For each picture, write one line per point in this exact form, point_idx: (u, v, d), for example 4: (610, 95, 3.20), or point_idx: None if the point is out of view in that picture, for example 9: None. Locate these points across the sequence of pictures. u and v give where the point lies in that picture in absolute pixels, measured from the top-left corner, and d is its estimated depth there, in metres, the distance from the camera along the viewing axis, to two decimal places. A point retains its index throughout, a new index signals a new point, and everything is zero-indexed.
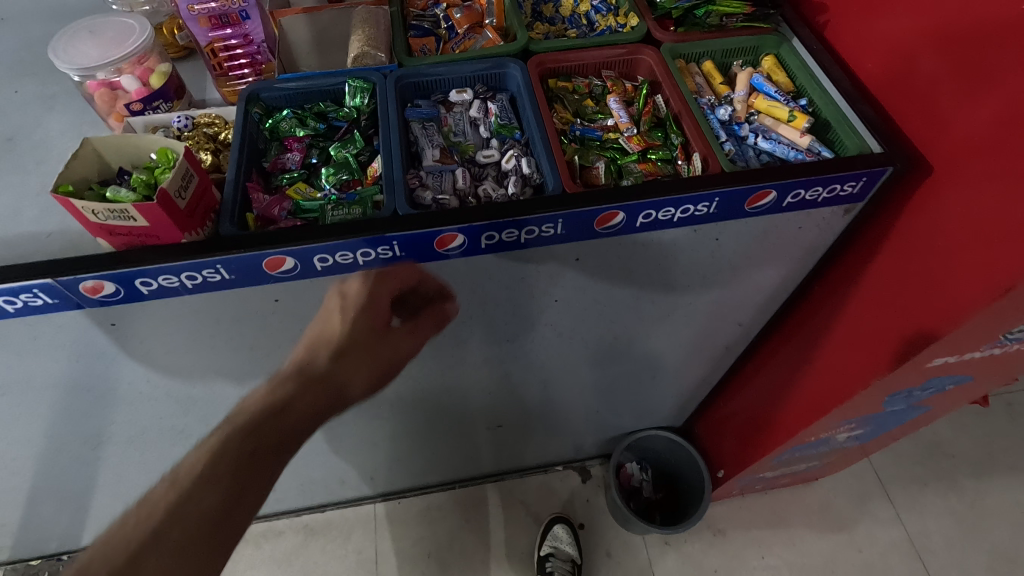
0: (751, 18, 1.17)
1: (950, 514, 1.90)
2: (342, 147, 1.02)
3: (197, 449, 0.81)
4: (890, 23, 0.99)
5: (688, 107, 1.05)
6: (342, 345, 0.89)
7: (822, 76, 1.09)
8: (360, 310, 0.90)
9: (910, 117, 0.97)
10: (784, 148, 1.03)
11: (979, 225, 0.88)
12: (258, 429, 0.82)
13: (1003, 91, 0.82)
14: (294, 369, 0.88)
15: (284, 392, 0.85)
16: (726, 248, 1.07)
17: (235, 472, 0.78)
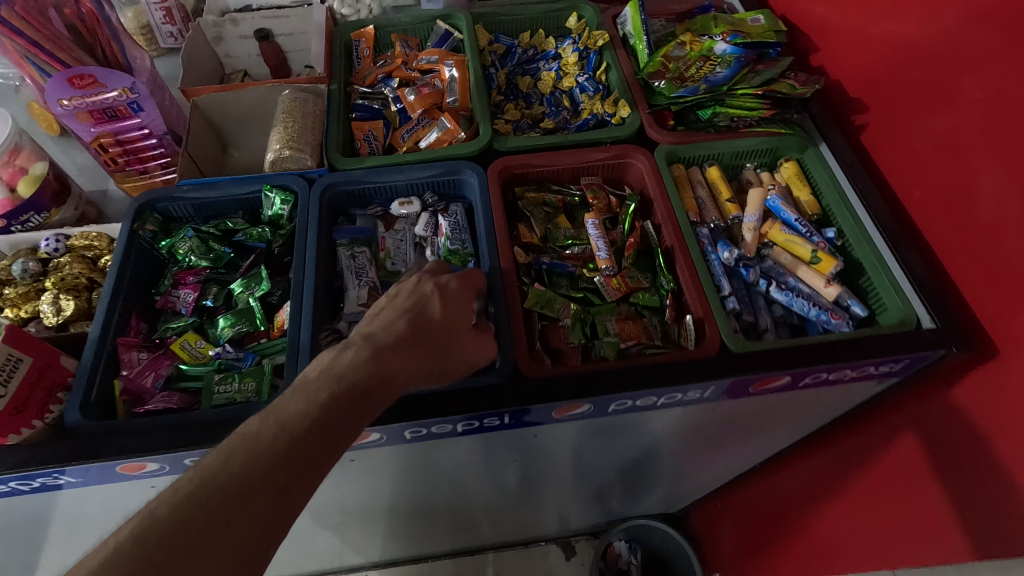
0: (769, 121, 0.95)
1: None
2: (244, 287, 0.82)
3: (295, 393, 0.53)
4: (949, 154, 0.76)
5: (684, 242, 0.83)
6: (431, 339, 0.61)
7: (856, 201, 0.87)
8: (445, 300, 0.65)
9: (968, 277, 0.73)
10: (804, 303, 0.81)
11: None
12: (343, 405, 0.52)
13: None
14: (395, 337, 0.59)
15: (411, 343, 0.60)
16: (725, 416, 0.86)
17: (335, 433, 0.51)
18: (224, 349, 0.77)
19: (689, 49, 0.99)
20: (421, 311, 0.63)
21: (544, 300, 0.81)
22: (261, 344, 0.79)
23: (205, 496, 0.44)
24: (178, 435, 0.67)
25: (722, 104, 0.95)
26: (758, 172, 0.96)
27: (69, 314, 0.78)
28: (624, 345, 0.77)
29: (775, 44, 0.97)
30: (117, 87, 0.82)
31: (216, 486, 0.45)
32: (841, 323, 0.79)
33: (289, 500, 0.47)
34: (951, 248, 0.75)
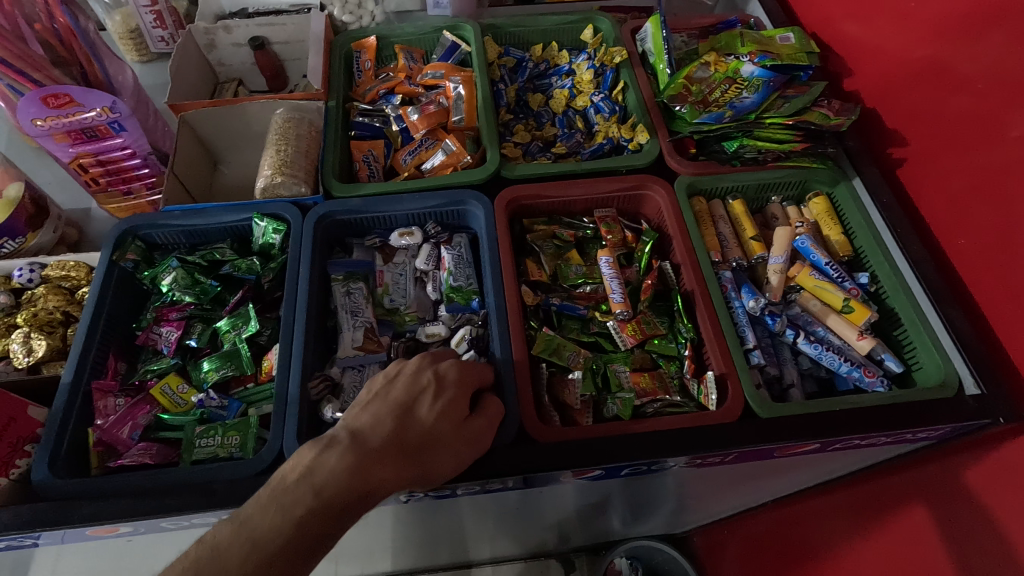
0: (798, 153, 0.88)
1: None
2: (231, 326, 0.76)
3: (273, 504, 0.51)
4: (1001, 203, 0.69)
5: (706, 288, 0.77)
6: (418, 445, 0.57)
7: (893, 245, 0.80)
8: (439, 398, 0.61)
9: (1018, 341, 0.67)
10: (833, 357, 0.75)
11: None
12: (315, 517, 0.51)
13: None
14: (380, 441, 0.56)
15: (396, 447, 0.56)
16: (741, 469, 0.81)
17: (304, 547, 0.50)
18: (208, 397, 0.71)
19: (715, 70, 0.91)
20: (413, 408, 0.59)
21: (552, 347, 0.75)
22: (249, 389, 0.74)
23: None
24: (153, 500, 0.61)
25: (749, 135, 0.88)
26: (785, 206, 0.90)
27: (41, 354, 0.72)
28: (639, 401, 0.72)
29: (808, 66, 0.90)
30: (96, 107, 0.76)
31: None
32: (874, 381, 0.73)
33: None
34: (999, 308, 0.69)
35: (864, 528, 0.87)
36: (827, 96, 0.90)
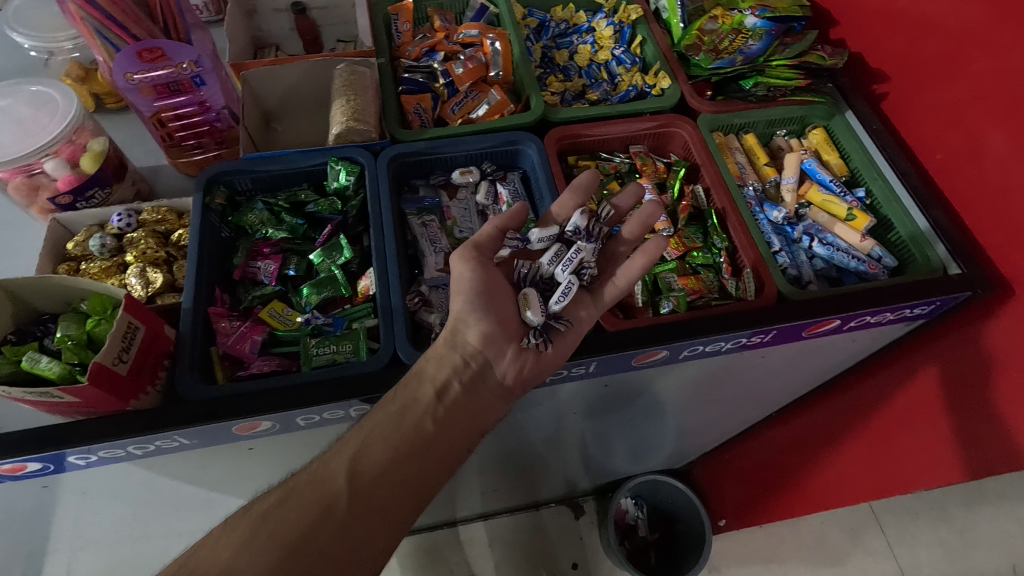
0: (802, 90, 1.02)
1: (939, 547, 1.65)
2: (325, 256, 0.84)
3: (394, 400, 0.69)
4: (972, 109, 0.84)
5: (735, 204, 0.90)
6: (501, 338, 0.75)
7: (883, 164, 0.95)
8: (487, 278, 0.75)
9: (992, 230, 0.82)
10: (843, 256, 0.89)
11: None
12: (416, 433, 0.67)
13: None
14: (460, 339, 0.74)
15: (474, 354, 0.74)
16: (766, 362, 0.94)
17: (399, 447, 0.66)
18: (315, 315, 0.79)
19: (722, 23, 1.04)
20: (478, 313, 0.74)
21: None
22: (348, 309, 0.82)
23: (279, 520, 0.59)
24: (290, 396, 0.70)
25: (751, 75, 1.02)
26: (788, 139, 1.04)
27: (158, 286, 0.79)
28: (689, 297, 0.85)
29: (802, 18, 1.02)
30: (183, 61, 0.82)
31: (298, 512, 0.60)
32: (877, 272, 0.88)
33: (360, 508, 0.61)
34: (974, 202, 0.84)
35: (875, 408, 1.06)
36: (819, 43, 1.05)
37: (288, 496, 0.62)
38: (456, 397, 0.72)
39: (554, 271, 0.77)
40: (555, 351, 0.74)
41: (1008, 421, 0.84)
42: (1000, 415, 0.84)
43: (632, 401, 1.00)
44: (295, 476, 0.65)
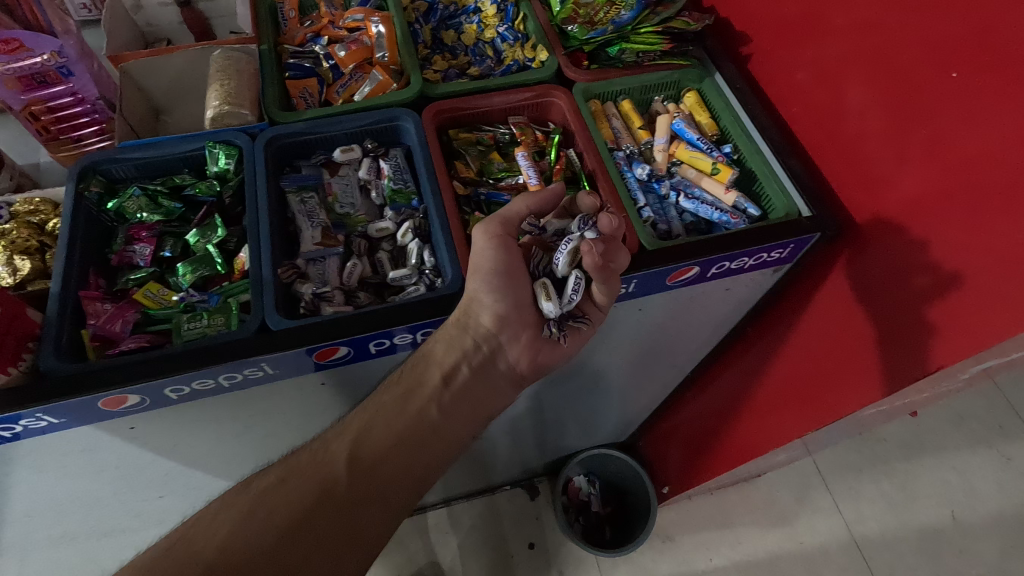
0: (669, 54, 1.06)
1: (882, 499, 1.88)
2: (200, 236, 0.86)
3: (393, 388, 0.80)
4: (821, 57, 0.90)
5: (604, 165, 0.94)
6: (514, 324, 0.83)
7: (746, 120, 1.00)
8: (508, 259, 0.80)
9: (845, 175, 0.88)
10: (707, 208, 0.94)
11: (902, 294, 0.81)
12: (419, 419, 0.78)
13: (940, 146, 0.74)
14: (478, 325, 0.82)
15: (484, 337, 0.83)
16: (649, 317, 1.00)
17: (400, 437, 0.75)
18: (190, 292, 0.82)
19: None
20: (501, 296, 0.81)
21: None
22: (225, 286, 0.83)
23: (278, 495, 0.67)
24: (152, 367, 0.71)
25: (622, 42, 1.06)
26: (665, 104, 1.08)
27: (26, 273, 0.80)
28: None
29: None
30: (46, 51, 0.84)
31: (296, 488, 0.68)
32: (740, 221, 0.92)
33: (358, 491, 0.70)
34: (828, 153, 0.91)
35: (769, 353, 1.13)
36: (688, 9, 1.09)
37: (287, 475, 0.70)
38: (452, 387, 0.82)
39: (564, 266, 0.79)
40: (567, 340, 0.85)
41: (864, 350, 0.90)
42: (858, 346, 0.90)
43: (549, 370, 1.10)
44: (296, 454, 0.74)
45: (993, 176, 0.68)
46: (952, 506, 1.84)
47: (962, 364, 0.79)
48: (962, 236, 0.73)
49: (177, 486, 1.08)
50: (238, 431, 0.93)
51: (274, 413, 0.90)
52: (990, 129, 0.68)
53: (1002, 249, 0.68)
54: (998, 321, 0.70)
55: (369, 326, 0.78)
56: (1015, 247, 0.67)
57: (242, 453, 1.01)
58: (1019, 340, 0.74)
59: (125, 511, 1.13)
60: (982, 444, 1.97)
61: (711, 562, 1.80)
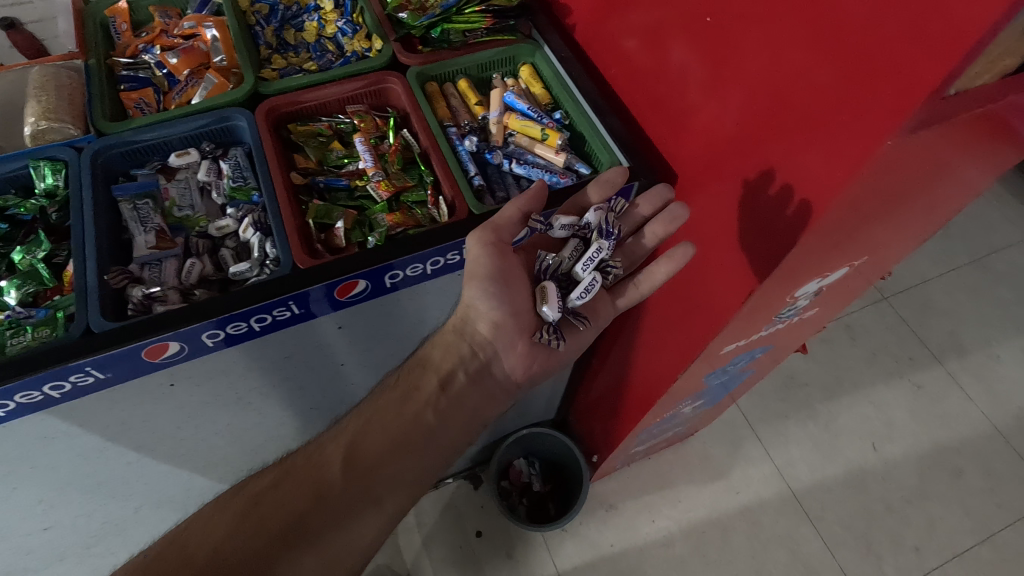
0: (494, 31, 1.10)
1: (809, 440, 2.00)
2: (24, 253, 0.86)
3: (391, 395, 0.89)
4: (617, 19, 0.96)
5: (436, 141, 0.97)
6: (510, 333, 0.92)
7: (572, 86, 1.05)
8: (502, 260, 0.86)
9: (654, 124, 0.95)
10: (538, 171, 0.99)
11: (719, 227, 0.87)
12: (416, 423, 0.86)
13: (717, 85, 0.80)
14: (479, 333, 0.92)
15: (481, 343, 0.93)
16: None
17: (396, 445, 0.83)
18: (14, 309, 0.80)
19: None
20: (498, 302, 0.89)
21: (323, 211, 0.93)
22: (56, 300, 0.83)
23: (272, 496, 0.75)
24: None
25: (450, 23, 1.08)
26: (503, 79, 1.13)
27: None
28: (390, 231, 0.91)
29: None
30: None
31: (288, 493, 0.75)
32: (567, 180, 0.98)
33: (349, 496, 0.77)
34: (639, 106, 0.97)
35: (635, 306, 1.19)
36: None
37: (280, 479, 0.78)
38: (447, 393, 0.91)
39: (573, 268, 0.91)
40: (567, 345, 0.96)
41: (698, 287, 0.95)
42: (695, 283, 0.96)
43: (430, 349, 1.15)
44: (291, 458, 0.81)
45: (760, 91, 0.72)
46: (873, 437, 1.99)
47: (773, 287, 0.84)
48: (748, 156, 0.77)
49: (62, 513, 1.08)
50: (102, 446, 0.93)
51: (135, 421, 0.91)
52: (742, 63, 0.74)
53: (773, 172, 0.73)
54: (773, 244, 0.76)
55: (197, 316, 0.78)
56: (785, 157, 0.71)
57: (118, 467, 1.01)
58: (809, 256, 0.79)
59: (13, 549, 1.11)
60: (895, 376, 2.13)
61: (654, 524, 1.86)
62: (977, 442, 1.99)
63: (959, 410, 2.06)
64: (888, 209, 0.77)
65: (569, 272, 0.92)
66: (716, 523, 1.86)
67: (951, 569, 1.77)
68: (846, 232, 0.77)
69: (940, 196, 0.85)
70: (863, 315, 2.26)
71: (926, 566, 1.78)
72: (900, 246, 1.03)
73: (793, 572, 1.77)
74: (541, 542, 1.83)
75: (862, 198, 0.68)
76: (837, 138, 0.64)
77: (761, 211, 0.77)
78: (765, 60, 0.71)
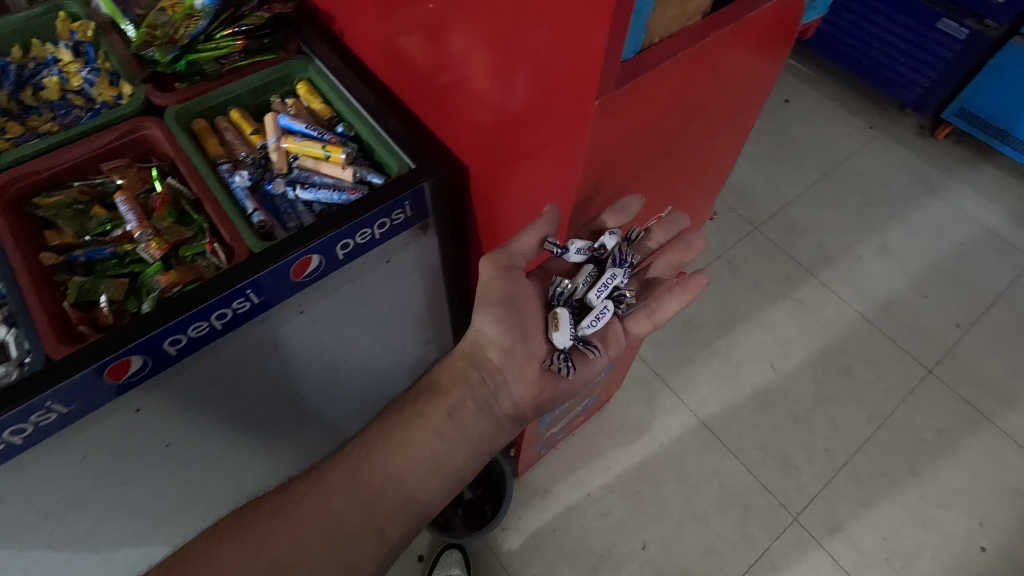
0: (254, 53, 1.03)
1: (716, 377, 2.08)
2: None
3: (407, 421, 0.87)
4: (377, 23, 0.95)
5: (206, 185, 0.90)
6: (520, 358, 0.90)
7: (350, 97, 1.00)
8: (515, 284, 0.87)
9: (442, 112, 0.95)
10: (325, 192, 0.93)
11: (528, 191, 0.89)
12: (426, 450, 0.85)
13: (474, 60, 0.79)
14: (498, 356, 0.90)
15: (500, 371, 0.90)
16: (328, 311, 0.99)
17: (402, 470, 0.83)
18: None
19: (172, 14, 1.01)
20: (510, 327, 0.88)
21: (85, 287, 0.82)
22: None
23: (280, 522, 0.76)
24: None
25: (195, 53, 0.99)
26: (282, 100, 1.04)
27: None
28: (165, 292, 0.82)
29: None
30: None
31: (292, 526, 0.76)
32: (356, 195, 0.92)
33: (355, 524, 0.78)
34: (425, 104, 0.98)
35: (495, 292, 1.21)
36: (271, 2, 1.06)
37: (279, 509, 0.78)
38: (454, 418, 0.89)
39: (585, 294, 0.88)
40: (576, 377, 0.92)
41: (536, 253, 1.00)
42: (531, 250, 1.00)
43: (277, 395, 1.08)
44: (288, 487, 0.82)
45: (506, 60, 0.73)
46: (771, 359, 2.10)
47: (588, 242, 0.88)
48: (521, 126, 0.79)
49: None
50: None
51: None
52: (483, 36, 0.75)
53: (542, 133, 0.76)
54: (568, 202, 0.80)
55: None
56: (546, 121, 0.73)
57: None
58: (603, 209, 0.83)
59: None
60: (779, 298, 2.25)
61: (591, 498, 1.85)
62: (858, 340, 2.16)
63: (838, 314, 2.21)
64: (652, 152, 0.81)
65: (582, 299, 0.89)
66: (646, 479, 1.88)
67: (858, 461, 1.92)
68: (622, 180, 0.82)
69: (718, 125, 0.90)
70: (740, 248, 2.37)
71: (836, 464, 1.91)
72: (712, 178, 1.07)
73: (723, 504, 1.84)
74: (488, 546, 1.78)
75: (607, 148, 0.73)
76: (568, 99, 0.66)
77: (550, 172, 0.79)
78: (498, 29, 0.71)
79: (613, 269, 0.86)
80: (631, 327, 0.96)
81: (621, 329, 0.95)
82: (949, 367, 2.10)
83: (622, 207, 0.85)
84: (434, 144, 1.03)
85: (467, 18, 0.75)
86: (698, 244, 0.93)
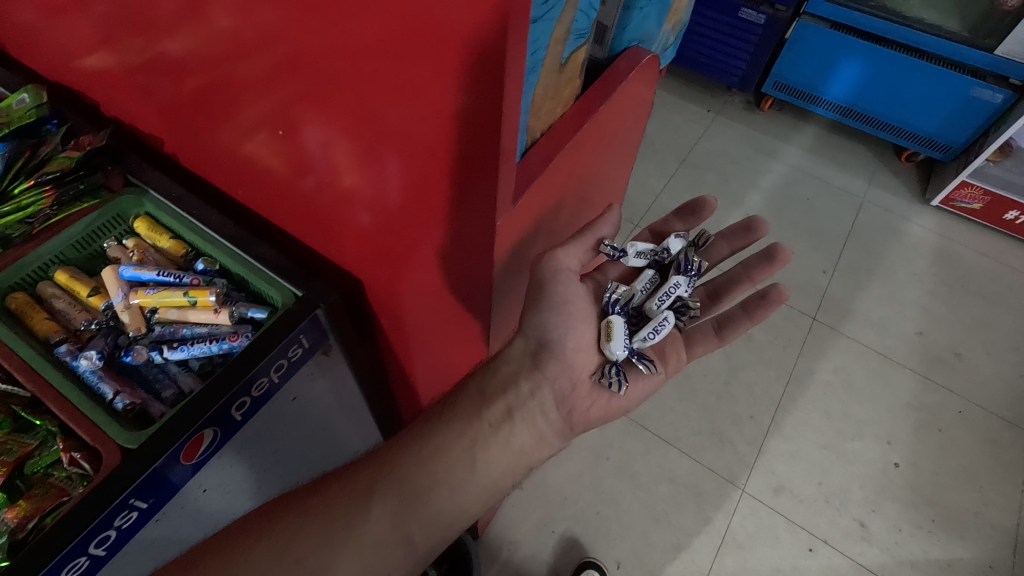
0: (68, 200, 0.87)
1: None
2: None
3: (456, 422, 0.81)
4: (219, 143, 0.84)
5: (42, 377, 0.72)
6: (569, 367, 0.82)
7: (202, 228, 0.88)
8: (566, 284, 0.79)
9: (317, 222, 0.86)
10: (200, 346, 0.79)
11: (432, 279, 0.82)
12: (467, 455, 0.79)
13: (342, 162, 0.71)
14: (549, 354, 0.81)
15: (559, 377, 0.82)
16: (238, 472, 0.85)
17: (443, 475, 0.77)
18: None
19: None
20: (556, 330, 0.80)
21: None
22: None
23: (313, 520, 0.73)
24: None
25: None
26: (118, 245, 0.89)
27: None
28: (17, 533, 0.65)
29: (48, 117, 0.93)
30: None
31: (323, 525, 0.73)
32: (240, 342, 0.79)
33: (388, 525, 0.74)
34: (297, 219, 0.88)
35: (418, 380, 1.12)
36: (78, 136, 0.93)
37: (309, 509, 0.74)
38: (500, 427, 0.80)
39: (648, 303, 0.88)
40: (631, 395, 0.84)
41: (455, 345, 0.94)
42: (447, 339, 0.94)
43: None
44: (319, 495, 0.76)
45: (382, 158, 0.67)
46: None
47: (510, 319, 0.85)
48: (411, 220, 0.73)
49: None
50: None
51: None
52: (349, 138, 0.67)
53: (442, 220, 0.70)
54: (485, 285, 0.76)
55: None
56: (445, 207, 0.68)
57: None
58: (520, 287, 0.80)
59: None
60: None
61: (556, 533, 1.76)
62: None
63: None
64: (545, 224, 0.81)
65: (640, 307, 0.90)
66: (603, 497, 1.83)
67: (782, 418, 2.01)
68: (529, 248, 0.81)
69: (602, 177, 0.92)
70: None
71: (765, 427, 1.99)
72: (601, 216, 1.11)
73: (679, 497, 1.83)
74: None
75: (513, 228, 0.70)
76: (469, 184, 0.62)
77: (459, 254, 0.74)
78: (366, 130, 0.64)
79: (678, 279, 0.87)
80: (694, 347, 0.92)
81: (683, 349, 0.91)
82: (829, 310, 2.29)
83: (693, 211, 0.96)
84: (315, 251, 0.93)
85: (325, 122, 0.68)
86: (783, 257, 0.91)
